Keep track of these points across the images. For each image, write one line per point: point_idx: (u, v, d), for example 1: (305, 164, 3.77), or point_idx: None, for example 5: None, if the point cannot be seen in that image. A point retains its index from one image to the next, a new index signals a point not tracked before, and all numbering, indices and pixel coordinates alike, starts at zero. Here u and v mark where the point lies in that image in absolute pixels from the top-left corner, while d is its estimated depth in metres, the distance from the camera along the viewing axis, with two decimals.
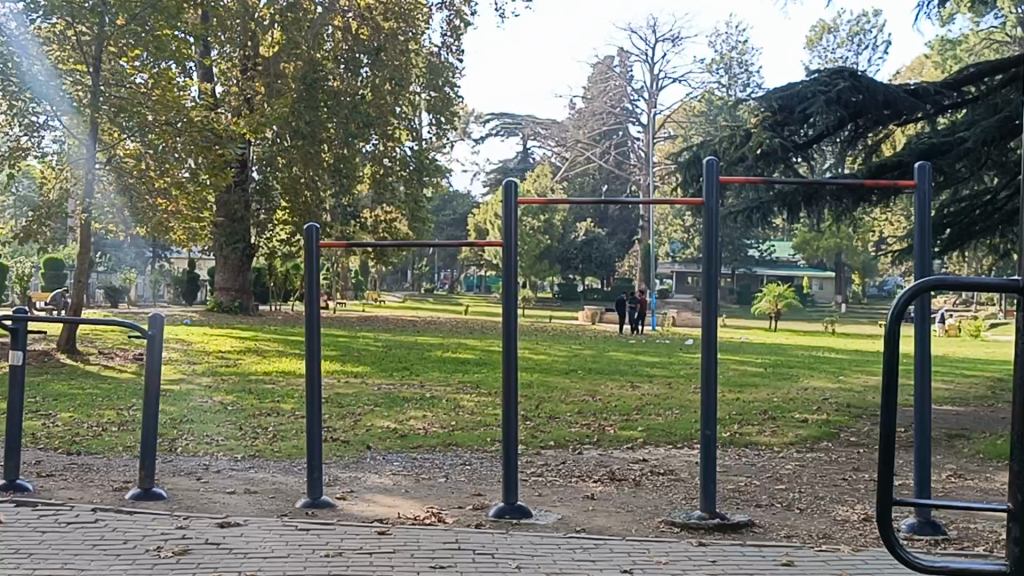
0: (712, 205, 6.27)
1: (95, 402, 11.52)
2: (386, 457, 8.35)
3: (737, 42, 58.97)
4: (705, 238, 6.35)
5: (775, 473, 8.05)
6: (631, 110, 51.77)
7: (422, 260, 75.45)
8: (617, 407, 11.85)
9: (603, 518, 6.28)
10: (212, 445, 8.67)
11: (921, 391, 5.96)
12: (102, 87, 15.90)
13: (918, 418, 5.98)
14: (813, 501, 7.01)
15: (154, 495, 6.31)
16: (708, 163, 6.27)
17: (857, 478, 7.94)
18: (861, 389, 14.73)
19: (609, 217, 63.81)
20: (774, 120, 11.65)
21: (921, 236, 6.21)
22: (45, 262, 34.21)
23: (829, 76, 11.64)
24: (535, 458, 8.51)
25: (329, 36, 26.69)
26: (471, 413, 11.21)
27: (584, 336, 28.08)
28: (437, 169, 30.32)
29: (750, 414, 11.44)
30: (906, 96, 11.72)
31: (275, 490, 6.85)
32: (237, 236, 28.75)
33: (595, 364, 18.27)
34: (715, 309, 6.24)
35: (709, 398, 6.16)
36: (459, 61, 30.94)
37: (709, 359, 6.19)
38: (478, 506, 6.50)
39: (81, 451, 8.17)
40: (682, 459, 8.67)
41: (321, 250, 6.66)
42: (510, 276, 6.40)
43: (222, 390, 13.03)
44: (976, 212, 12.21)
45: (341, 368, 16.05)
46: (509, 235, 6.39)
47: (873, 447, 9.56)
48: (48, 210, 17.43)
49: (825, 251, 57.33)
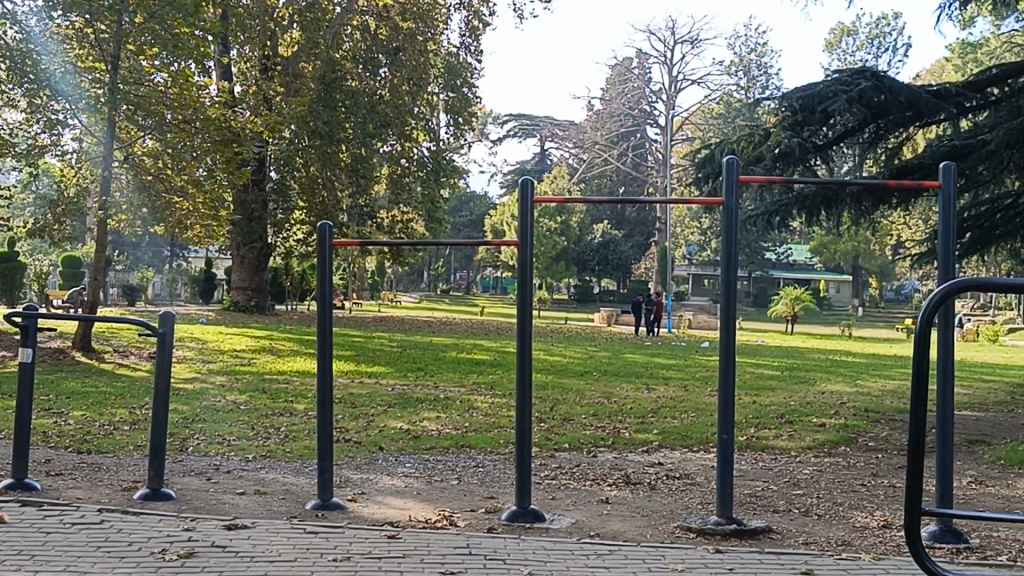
0: (733, 205, 6.17)
1: (108, 400, 11.49)
2: (398, 459, 8.27)
3: (756, 45, 58.76)
4: (725, 239, 6.22)
5: (793, 478, 7.93)
6: (648, 112, 51.57)
7: (439, 260, 75.44)
8: (632, 409, 11.72)
9: (617, 522, 6.18)
10: (223, 445, 8.61)
11: (944, 397, 5.85)
12: (121, 85, 15.80)
13: (940, 423, 5.85)
14: (832, 507, 6.88)
15: (162, 495, 6.25)
16: (729, 163, 6.17)
17: (876, 484, 7.80)
18: (879, 394, 14.54)
19: (626, 219, 63.63)
20: (793, 121, 11.50)
21: (947, 239, 6.08)
22: (63, 260, 34.37)
23: (851, 75, 11.49)
24: (549, 461, 8.41)
25: (347, 37, 26.61)
26: (484, 414, 11.11)
27: (598, 337, 27.92)
28: (454, 170, 30.29)
29: (767, 418, 11.29)
30: (929, 97, 11.57)
31: (286, 491, 6.78)
32: (254, 235, 28.84)
33: (611, 366, 18.14)
34: (734, 310, 6.13)
35: (726, 401, 6.07)
36: (477, 61, 30.86)
37: (728, 361, 6.10)
38: (490, 509, 6.40)
39: (91, 450, 8.11)
40: (698, 463, 8.55)
41: (334, 249, 6.57)
42: (527, 275, 6.31)
43: (235, 389, 12.99)
44: (997, 216, 12.02)
45: (356, 368, 15.99)
46: (525, 234, 6.29)
47: (892, 452, 9.41)
48: (65, 207, 17.57)
49: (843, 254, 56.95)
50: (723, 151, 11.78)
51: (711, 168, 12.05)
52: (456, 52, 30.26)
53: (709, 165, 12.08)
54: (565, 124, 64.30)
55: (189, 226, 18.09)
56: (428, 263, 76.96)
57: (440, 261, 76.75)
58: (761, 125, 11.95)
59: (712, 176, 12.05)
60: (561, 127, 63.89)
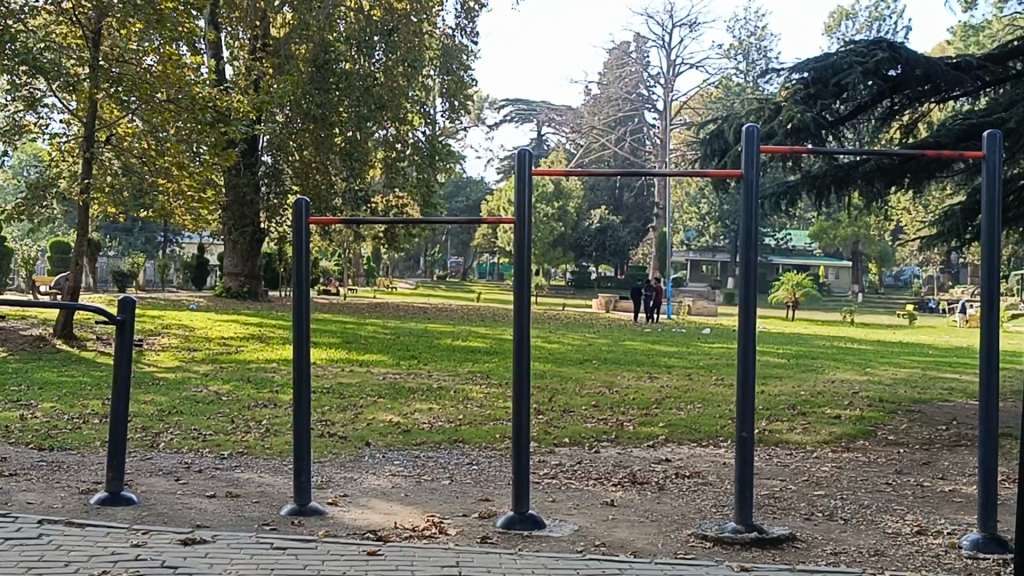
0: (753, 177, 5.58)
1: (81, 391, 10.83)
2: (386, 455, 7.66)
3: (756, 28, 58.16)
4: (744, 215, 5.61)
5: (811, 477, 7.34)
6: (647, 97, 50.30)
7: (435, 246, 74.92)
8: (635, 400, 11.12)
9: (624, 530, 5.58)
10: (198, 441, 8.01)
11: (985, 423, 5.48)
12: (104, 62, 15.15)
13: (981, 462, 5.47)
14: (858, 511, 6.28)
15: (123, 499, 5.71)
16: (749, 131, 5.60)
17: (903, 483, 7.21)
18: (891, 383, 13.92)
19: (624, 205, 63.01)
20: (806, 94, 10.77)
21: (992, 213, 5.47)
22: (52, 245, 33.73)
23: (866, 46, 10.84)
24: (549, 458, 7.82)
25: (342, 19, 25.61)
26: (480, 406, 10.52)
27: (596, 324, 27.34)
28: (450, 154, 29.52)
29: (778, 410, 10.70)
30: (947, 69, 10.95)
31: (260, 494, 6.20)
32: (247, 220, 27.89)
33: (611, 353, 17.54)
34: (754, 293, 5.55)
35: (744, 394, 5.50)
36: (474, 43, 30.19)
37: (748, 341, 5.52)
38: (485, 514, 5.81)
39: (53, 447, 7.49)
40: (708, 458, 7.97)
41: (310, 228, 5.94)
42: (523, 256, 5.70)
43: (219, 379, 12.38)
44: (1010, 197, 11.31)
45: (346, 355, 15.44)
46: (522, 211, 5.70)
47: (914, 447, 8.82)
48: (44, 189, 16.80)
49: (843, 239, 56.39)
50: (733, 126, 10.98)
51: (719, 145, 11.21)
52: (453, 34, 29.74)
53: (716, 142, 11.24)
54: (562, 110, 63.71)
55: (175, 209, 17.15)
56: (426, 248, 76.34)
57: (437, 247, 76.09)
58: (770, 100, 11.20)
59: (718, 153, 11.20)
60: (559, 112, 63.36)
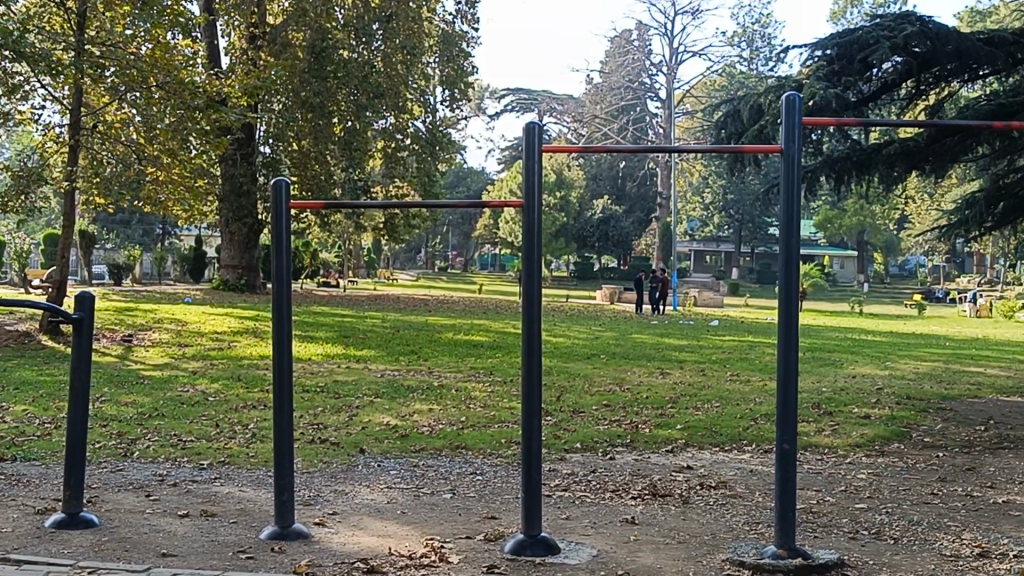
0: (792, 153, 4.87)
1: (57, 393, 10.14)
2: (381, 465, 7.00)
3: (760, 16, 57.21)
4: (785, 198, 4.92)
5: (849, 487, 6.68)
6: (650, 85, 49.51)
7: (436, 237, 74.09)
8: (648, 398, 10.47)
9: (648, 552, 4.92)
10: (177, 449, 7.34)
11: None
12: (89, 46, 14.28)
13: None
14: (908, 528, 5.62)
15: (82, 522, 5.03)
16: (789, 99, 4.87)
17: (949, 494, 6.54)
18: (914, 377, 13.22)
19: (627, 195, 62.10)
20: (829, 72, 10.07)
21: None
22: (44, 238, 33.03)
23: (894, 21, 10.14)
24: (560, 467, 7.15)
25: (339, 6, 24.99)
26: (484, 406, 9.85)
27: (601, 317, 26.63)
28: (450, 143, 28.81)
29: (803, 409, 10.01)
30: (979, 47, 10.21)
31: (240, 512, 5.54)
32: (244, 211, 27.06)
33: (617, 347, 16.89)
34: (795, 283, 4.87)
35: (785, 399, 4.84)
36: (474, 29, 29.48)
37: (789, 337, 4.84)
38: (491, 535, 5.15)
39: (16, 458, 6.83)
40: (734, 466, 7.29)
41: (292, 210, 5.25)
42: (532, 243, 4.96)
43: (206, 377, 11.70)
44: None
45: (341, 351, 14.74)
46: (530, 192, 4.96)
47: (953, 450, 8.16)
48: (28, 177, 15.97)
49: (848, 229, 55.73)
50: (750, 104, 10.25)
51: (734, 127, 10.54)
52: (452, 21, 29.04)
53: (732, 125, 10.56)
54: (563, 99, 62.89)
55: (165, 202, 16.39)
56: (427, 240, 75.58)
57: (437, 238, 75.36)
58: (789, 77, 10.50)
59: (733, 135, 10.49)
60: (560, 102, 62.65)
